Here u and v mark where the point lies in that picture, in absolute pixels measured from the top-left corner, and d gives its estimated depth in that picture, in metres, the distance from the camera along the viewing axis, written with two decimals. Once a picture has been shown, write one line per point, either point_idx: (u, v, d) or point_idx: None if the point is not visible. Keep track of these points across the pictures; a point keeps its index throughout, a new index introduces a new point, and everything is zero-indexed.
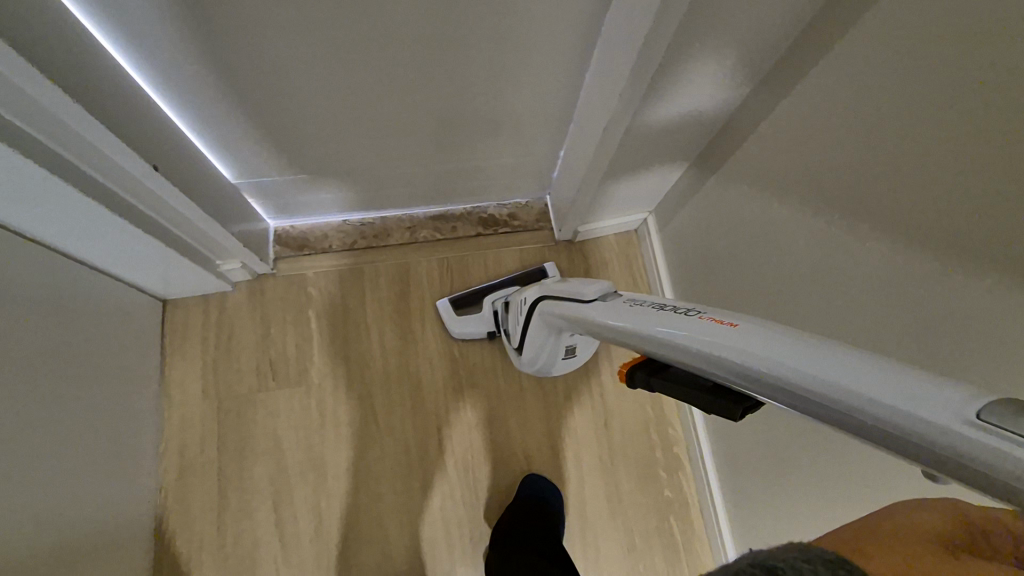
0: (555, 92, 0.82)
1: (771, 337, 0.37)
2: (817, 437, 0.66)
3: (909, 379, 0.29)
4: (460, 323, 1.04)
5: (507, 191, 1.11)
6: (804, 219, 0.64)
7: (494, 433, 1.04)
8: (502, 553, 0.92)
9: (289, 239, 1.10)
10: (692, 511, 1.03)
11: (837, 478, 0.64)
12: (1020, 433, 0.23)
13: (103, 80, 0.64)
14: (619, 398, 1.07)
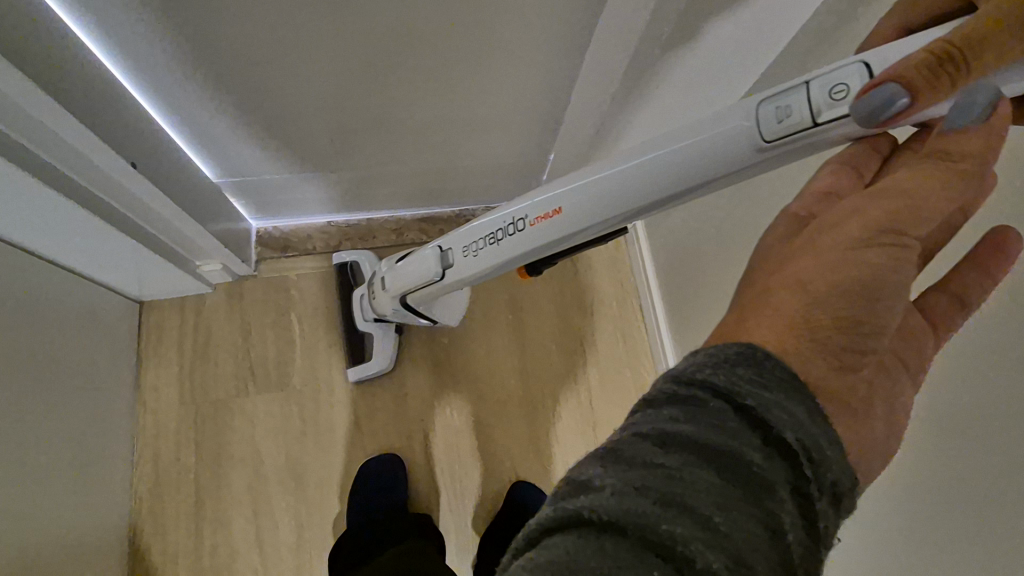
0: (548, 96, 0.81)
1: (588, 192, 0.49)
2: None
3: (696, 140, 0.42)
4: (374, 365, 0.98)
5: (493, 194, 1.11)
6: None
7: (481, 439, 1.03)
8: (490, 558, 0.93)
9: (271, 240, 1.08)
10: None
11: None
12: (800, 100, 0.37)
13: (80, 73, 0.62)
14: (607, 403, 1.07)
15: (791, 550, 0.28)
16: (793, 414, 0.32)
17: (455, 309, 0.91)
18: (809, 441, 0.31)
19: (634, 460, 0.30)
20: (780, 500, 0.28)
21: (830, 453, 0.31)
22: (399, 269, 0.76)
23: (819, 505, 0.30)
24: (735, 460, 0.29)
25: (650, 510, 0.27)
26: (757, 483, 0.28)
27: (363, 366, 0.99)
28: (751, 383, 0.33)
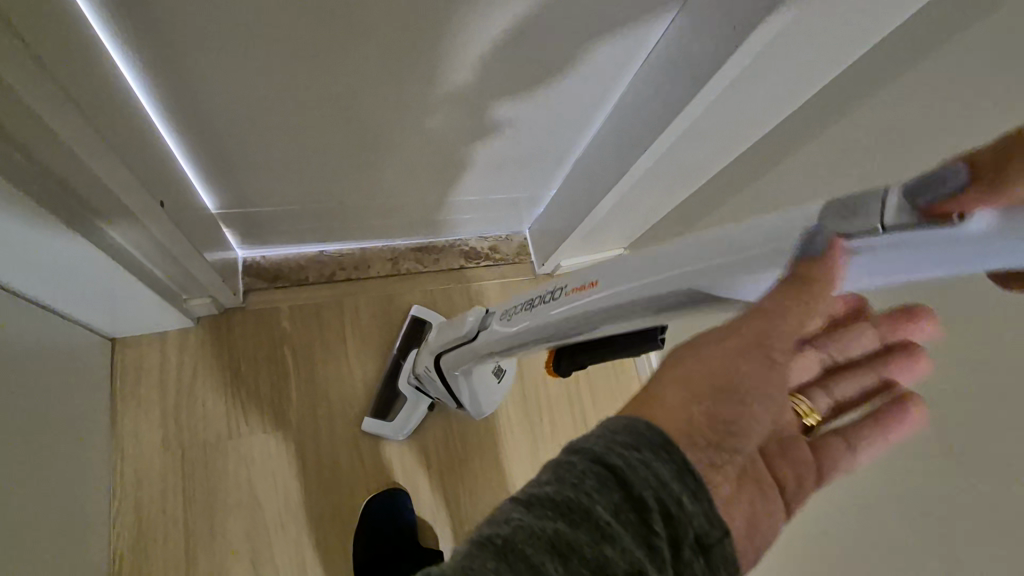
0: (570, 129, 0.90)
1: (618, 272, 0.45)
2: None
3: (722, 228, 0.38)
4: (397, 426, 0.97)
5: (488, 223, 1.14)
6: None
7: (486, 468, 1.04)
8: None
9: (261, 269, 1.03)
10: None
11: None
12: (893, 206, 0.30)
13: (115, 102, 0.58)
14: None
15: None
16: (656, 475, 0.34)
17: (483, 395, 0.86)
18: (666, 497, 0.34)
19: (514, 525, 0.33)
20: (626, 556, 0.31)
21: (677, 517, 0.34)
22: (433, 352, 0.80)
23: (674, 556, 0.33)
24: (596, 523, 0.32)
25: (487, 565, 0.31)
26: (607, 543, 0.32)
27: (385, 423, 0.97)
28: (636, 454, 0.35)
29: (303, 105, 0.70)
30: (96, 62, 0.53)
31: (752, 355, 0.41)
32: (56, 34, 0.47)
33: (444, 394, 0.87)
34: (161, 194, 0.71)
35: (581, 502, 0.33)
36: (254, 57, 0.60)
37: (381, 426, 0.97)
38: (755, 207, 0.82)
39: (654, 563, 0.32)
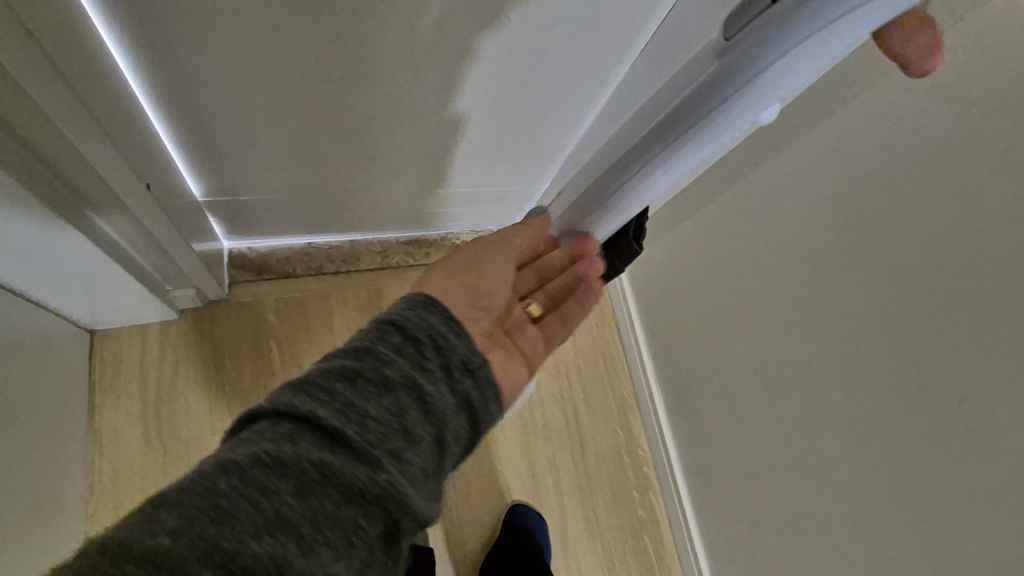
0: (563, 122, 0.90)
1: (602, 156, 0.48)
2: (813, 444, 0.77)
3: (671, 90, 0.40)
4: None
5: (478, 217, 1.13)
6: (801, 253, 0.76)
7: (476, 465, 1.06)
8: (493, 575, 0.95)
9: (245, 261, 1.01)
10: (665, 530, 1.09)
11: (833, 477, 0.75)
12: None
13: (104, 85, 0.56)
14: (592, 422, 1.13)
15: (403, 400, 0.43)
16: (426, 321, 0.49)
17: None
18: (436, 334, 0.48)
19: (313, 377, 0.43)
20: (401, 375, 0.44)
21: (449, 348, 0.48)
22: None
23: (445, 375, 0.47)
24: (380, 358, 0.45)
25: (292, 397, 0.41)
26: (385, 368, 0.44)
27: None
28: (412, 313, 0.49)
29: (297, 90, 0.69)
30: (85, 42, 0.51)
31: (482, 257, 0.62)
32: (46, 11, 0.45)
33: None
34: (148, 179, 0.69)
35: (366, 346, 0.45)
36: (249, 38, 0.59)
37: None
38: (754, 195, 0.84)
39: (425, 378, 0.45)
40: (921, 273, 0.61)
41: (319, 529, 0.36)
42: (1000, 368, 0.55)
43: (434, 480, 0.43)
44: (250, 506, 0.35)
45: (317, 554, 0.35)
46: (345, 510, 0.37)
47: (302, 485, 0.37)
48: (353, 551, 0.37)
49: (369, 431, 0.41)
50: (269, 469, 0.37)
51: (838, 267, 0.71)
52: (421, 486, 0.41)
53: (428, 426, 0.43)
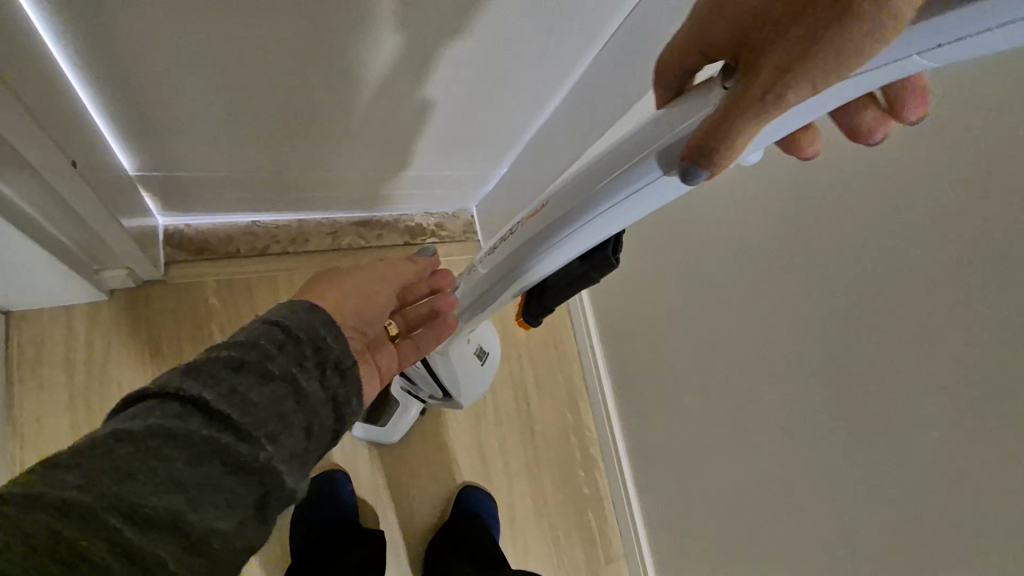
0: (525, 111, 0.89)
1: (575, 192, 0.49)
2: (749, 430, 0.83)
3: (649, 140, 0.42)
4: (389, 430, 0.98)
5: (434, 200, 1.11)
6: (750, 251, 0.80)
7: (428, 447, 1.07)
8: (441, 553, 0.96)
9: (184, 239, 0.95)
10: (607, 507, 1.14)
11: (765, 460, 0.81)
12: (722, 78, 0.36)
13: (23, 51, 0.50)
14: (542, 405, 1.16)
15: (283, 390, 0.39)
16: (310, 315, 0.44)
17: (477, 383, 0.87)
18: (322, 330, 0.44)
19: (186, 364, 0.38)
20: (288, 366, 0.40)
21: (332, 343, 0.43)
22: (435, 367, 0.80)
23: (326, 372, 0.42)
24: (265, 347, 0.40)
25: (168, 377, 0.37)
26: (273, 358, 0.40)
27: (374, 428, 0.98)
28: (301, 309, 0.44)
29: (246, 64, 0.64)
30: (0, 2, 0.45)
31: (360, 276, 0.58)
32: None
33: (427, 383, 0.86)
34: (75, 154, 0.63)
35: (250, 335, 0.41)
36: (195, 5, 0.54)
37: (381, 432, 0.98)
38: (711, 193, 0.87)
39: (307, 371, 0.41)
40: (861, 276, 0.66)
41: (202, 505, 0.33)
42: (922, 366, 0.60)
43: (304, 471, 0.39)
44: (131, 485, 0.31)
45: (201, 529, 0.32)
46: (226, 489, 0.34)
47: (190, 462, 0.33)
48: (233, 535, 0.34)
49: (251, 414, 0.37)
50: (149, 448, 0.32)
51: (785, 266, 0.75)
52: (293, 471, 0.38)
53: (308, 416, 0.40)
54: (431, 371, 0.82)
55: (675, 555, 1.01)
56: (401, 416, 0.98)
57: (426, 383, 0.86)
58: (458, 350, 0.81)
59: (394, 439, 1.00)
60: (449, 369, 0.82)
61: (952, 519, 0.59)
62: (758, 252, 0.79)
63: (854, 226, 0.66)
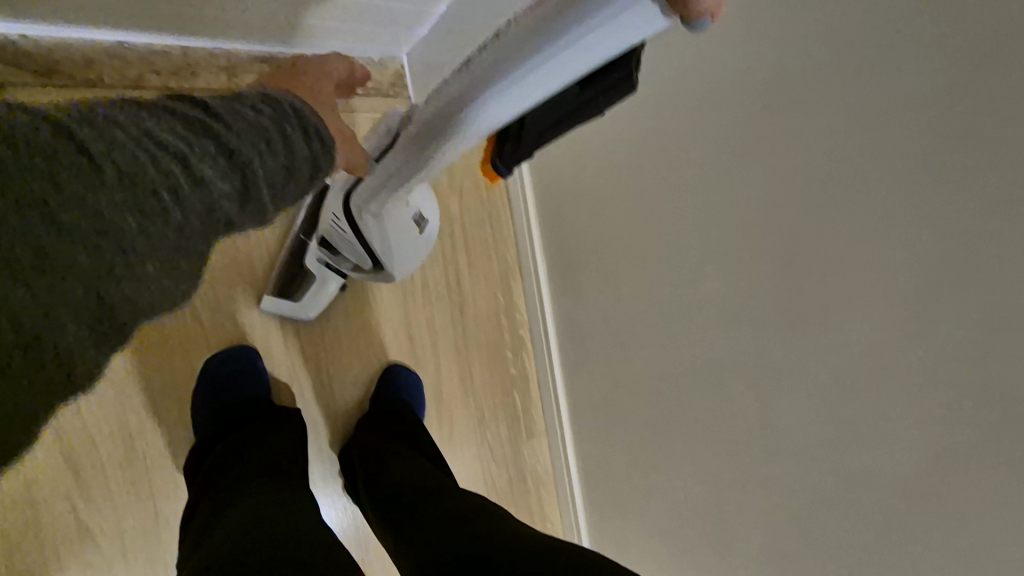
0: None
1: (520, 36, 0.40)
2: (686, 318, 0.83)
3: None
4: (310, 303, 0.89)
5: (358, 38, 0.92)
6: (717, 130, 0.74)
7: (349, 325, 0.99)
8: (362, 430, 0.92)
9: (17, 57, 0.72)
10: (532, 387, 1.15)
11: (697, 347, 0.82)
12: None
13: None
14: (473, 285, 1.11)
15: (275, 145, 0.38)
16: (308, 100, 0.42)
17: (413, 252, 0.79)
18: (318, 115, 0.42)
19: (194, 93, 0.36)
20: (280, 127, 0.39)
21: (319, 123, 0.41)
22: (365, 233, 0.70)
23: (315, 149, 0.41)
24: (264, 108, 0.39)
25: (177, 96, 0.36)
26: (268, 119, 0.38)
27: (290, 302, 0.88)
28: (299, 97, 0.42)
29: None
30: None
31: None
32: None
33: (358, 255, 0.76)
34: None
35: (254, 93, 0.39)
36: None
37: (294, 308, 0.89)
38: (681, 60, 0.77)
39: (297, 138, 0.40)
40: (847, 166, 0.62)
41: (184, 196, 0.34)
42: (894, 265, 0.60)
43: (272, 214, 0.42)
44: (127, 153, 0.32)
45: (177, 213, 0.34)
46: (203, 195, 0.35)
47: (180, 160, 0.34)
48: (196, 248, 0.37)
49: (241, 151, 0.36)
50: (156, 136, 0.33)
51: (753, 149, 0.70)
52: (259, 208, 0.39)
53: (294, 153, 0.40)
54: (360, 237, 0.72)
55: (595, 432, 1.03)
56: (318, 293, 0.88)
57: (353, 253, 0.76)
58: (395, 214, 0.71)
59: (312, 314, 0.91)
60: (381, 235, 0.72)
61: (883, 402, 0.63)
62: (725, 131, 0.73)
63: (839, 109, 0.61)
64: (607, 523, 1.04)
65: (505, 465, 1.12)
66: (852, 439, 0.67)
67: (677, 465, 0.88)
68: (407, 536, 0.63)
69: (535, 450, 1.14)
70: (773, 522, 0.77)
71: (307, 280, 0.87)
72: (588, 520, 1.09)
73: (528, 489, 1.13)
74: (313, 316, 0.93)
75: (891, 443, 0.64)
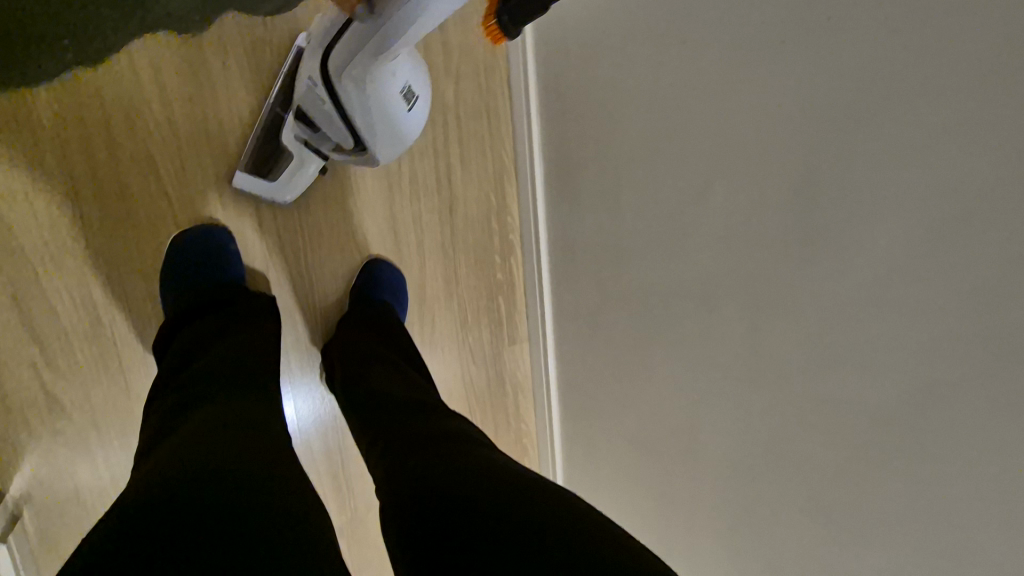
0: None
1: None
2: (683, 236, 0.78)
3: None
4: (284, 182, 0.82)
5: None
6: (749, 27, 0.65)
7: (329, 214, 0.93)
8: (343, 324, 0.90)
9: None
10: (518, 293, 1.12)
11: (691, 267, 0.78)
12: None
13: None
14: (464, 183, 1.04)
15: None
16: None
17: (399, 134, 0.68)
18: None
19: None
20: None
21: None
22: (341, 100, 0.62)
23: None
24: None
25: None
26: None
27: (263, 181, 0.81)
28: None
29: None
30: None
31: None
32: None
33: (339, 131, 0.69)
34: None
35: None
36: None
37: (270, 189, 0.82)
38: None
39: None
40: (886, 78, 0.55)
41: None
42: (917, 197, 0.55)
43: None
44: None
45: None
46: None
47: None
48: None
49: None
50: None
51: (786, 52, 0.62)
52: None
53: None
54: (335, 103, 0.64)
55: (576, 343, 1.02)
56: (295, 174, 0.81)
57: (331, 123, 0.68)
58: (376, 87, 0.61)
59: (290, 196, 0.85)
60: (360, 109, 0.62)
61: (877, 339, 0.61)
62: (759, 24, 0.64)
63: (895, 7, 0.53)
64: (580, 429, 1.07)
65: (485, 367, 1.12)
66: (837, 370, 0.66)
67: (656, 380, 0.88)
68: (377, 448, 0.61)
69: (515, 355, 1.14)
70: (741, 441, 0.78)
71: (285, 159, 0.80)
72: (561, 426, 1.11)
73: (505, 391, 1.15)
74: (293, 200, 0.87)
75: (874, 378, 0.63)
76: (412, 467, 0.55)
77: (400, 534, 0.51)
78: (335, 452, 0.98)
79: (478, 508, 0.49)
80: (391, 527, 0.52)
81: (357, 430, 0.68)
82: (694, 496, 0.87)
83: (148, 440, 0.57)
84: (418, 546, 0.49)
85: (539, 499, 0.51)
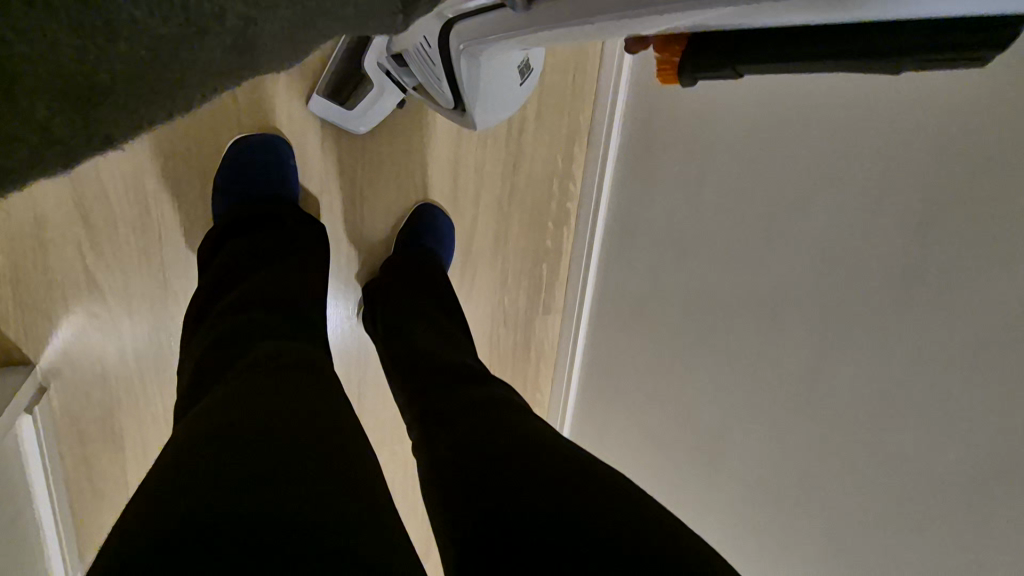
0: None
1: None
2: (762, 252, 0.73)
3: None
4: (361, 115, 0.79)
5: None
6: None
7: (393, 148, 0.89)
8: (394, 265, 0.89)
9: None
10: (564, 264, 1.09)
11: (762, 287, 0.74)
12: None
13: None
14: (535, 141, 0.99)
15: None
16: None
17: (506, 104, 0.71)
18: None
19: None
20: None
21: None
22: (459, 79, 0.61)
23: None
24: None
25: None
26: None
27: (342, 109, 0.78)
28: None
29: None
30: None
31: None
32: None
33: (441, 94, 0.69)
34: None
35: None
36: None
37: (345, 117, 0.79)
38: None
39: None
40: None
41: None
42: None
43: None
44: None
45: None
46: None
47: None
48: None
49: None
50: None
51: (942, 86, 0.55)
52: None
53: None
54: (448, 78, 0.62)
55: (612, 329, 0.99)
56: (375, 103, 0.78)
57: (435, 86, 0.67)
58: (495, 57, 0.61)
59: (363, 131, 0.82)
60: (477, 92, 0.64)
61: (953, 411, 0.58)
62: None
63: None
64: (596, 413, 1.04)
65: (515, 332, 1.10)
66: (900, 428, 0.63)
67: (690, 389, 0.85)
68: (425, 425, 0.61)
69: (548, 324, 1.12)
70: (769, 466, 0.77)
71: (365, 84, 0.77)
72: (576, 405, 1.10)
73: (529, 358, 1.13)
74: (367, 130, 0.84)
75: (936, 448, 0.60)
76: (458, 423, 0.58)
77: (438, 485, 0.53)
78: (357, 386, 0.98)
79: (508, 470, 0.50)
80: (429, 474, 0.55)
81: (405, 403, 0.67)
82: (700, 503, 0.87)
83: (192, 372, 0.57)
84: (449, 486, 0.52)
85: (565, 468, 0.50)
